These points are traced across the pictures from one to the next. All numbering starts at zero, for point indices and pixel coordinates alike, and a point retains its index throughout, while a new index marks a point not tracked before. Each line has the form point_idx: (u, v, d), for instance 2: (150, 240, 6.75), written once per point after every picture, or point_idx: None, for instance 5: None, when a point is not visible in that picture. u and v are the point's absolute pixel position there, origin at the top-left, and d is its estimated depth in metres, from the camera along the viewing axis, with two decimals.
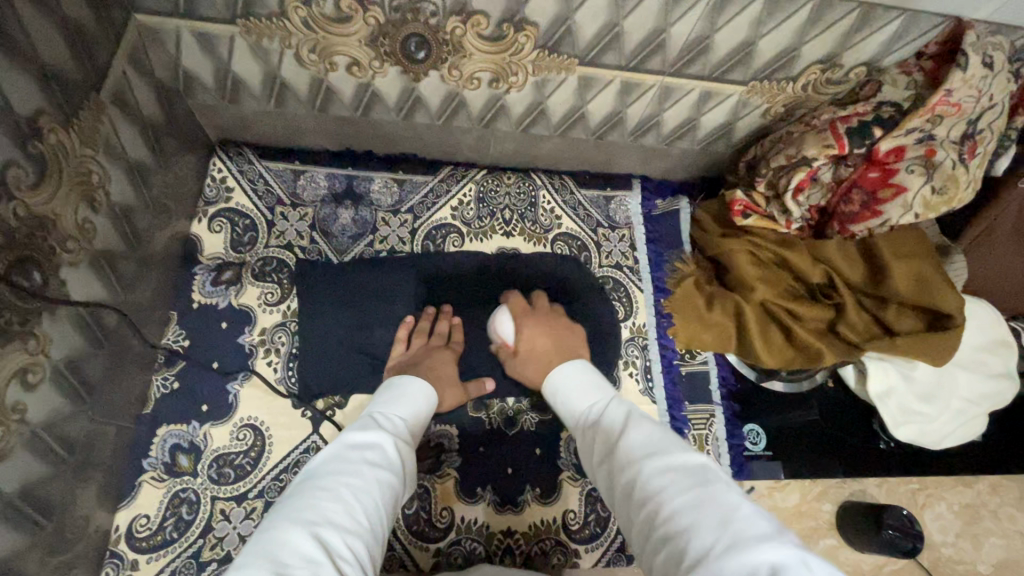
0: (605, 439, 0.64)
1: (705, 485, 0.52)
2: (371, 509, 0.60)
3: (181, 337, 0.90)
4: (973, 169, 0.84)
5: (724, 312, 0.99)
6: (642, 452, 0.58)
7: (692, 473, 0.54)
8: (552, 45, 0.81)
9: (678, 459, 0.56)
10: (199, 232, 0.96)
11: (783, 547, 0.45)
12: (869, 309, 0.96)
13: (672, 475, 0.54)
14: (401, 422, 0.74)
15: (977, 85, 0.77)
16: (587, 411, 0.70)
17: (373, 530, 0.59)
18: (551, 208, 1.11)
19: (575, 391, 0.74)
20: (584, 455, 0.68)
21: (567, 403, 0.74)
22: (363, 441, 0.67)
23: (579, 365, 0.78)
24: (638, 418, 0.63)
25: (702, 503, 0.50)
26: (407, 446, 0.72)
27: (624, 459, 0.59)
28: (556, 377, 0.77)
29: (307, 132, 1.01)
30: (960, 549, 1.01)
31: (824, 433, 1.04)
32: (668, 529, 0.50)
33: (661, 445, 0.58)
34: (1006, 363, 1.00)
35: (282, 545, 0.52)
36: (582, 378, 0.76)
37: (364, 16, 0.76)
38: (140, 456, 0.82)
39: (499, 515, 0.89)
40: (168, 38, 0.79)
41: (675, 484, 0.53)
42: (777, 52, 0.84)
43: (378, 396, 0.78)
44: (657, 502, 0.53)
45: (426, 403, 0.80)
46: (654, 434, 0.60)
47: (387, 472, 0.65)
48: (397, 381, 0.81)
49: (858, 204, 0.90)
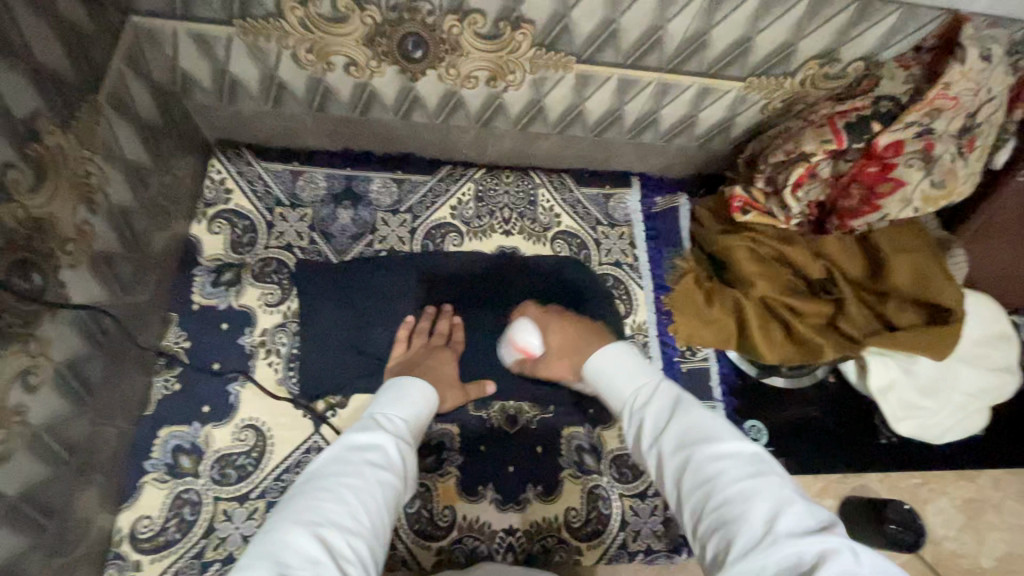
0: (649, 421, 0.63)
1: (758, 477, 0.52)
2: (373, 509, 0.60)
3: (182, 339, 0.90)
4: (971, 162, 0.84)
5: (724, 309, 0.99)
6: (691, 440, 0.58)
7: (743, 463, 0.54)
8: (549, 43, 0.82)
9: (730, 448, 0.56)
10: (198, 234, 0.96)
11: (835, 539, 0.46)
12: (870, 305, 0.96)
13: (724, 465, 0.54)
14: (403, 421, 0.74)
15: (975, 78, 0.77)
16: (627, 389, 0.69)
17: (375, 530, 0.60)
18: (550, 206, 1.11)
19: (616, 370, 0.71)
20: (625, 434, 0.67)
21: (604, 381, 0.72)
22: (365, 442, 0.67)
23: (617, 348, 0.73)
24: (685, 403, 0.62)
25: (756, 494, 0.51)
26: (410, 444, 0.72)
27: (672, 446, 0.59)
28: (598, 360, 0.73)
29: (305, 133, 1.01)
30: (962, 543, 1.01)
31: (826, 429, 1.04)
32: (721, 518, 0.51)
33: (710, 433, 0.58)
34: (1006, 357, 1.00)
35: (283, 546, 0.53)
36: (624, 358, 0.72)
37: (361, 15, 0.76)
38: (142, 458, 0.83)
39: (500, 514, 0.89)
40: (165, 40, 0.79)
41: (728, 473, 0.53)
42: (774, 47, 0.84)
43: (380, 395, 0.78)
44: (708, 489, 0.53)
45: (425, 404, 0.79)
46: (703, 420, 0.59)
47: (389, 471, 0.65)
48: (396, 381, 0.80)
49: (857, 199, 0.90)
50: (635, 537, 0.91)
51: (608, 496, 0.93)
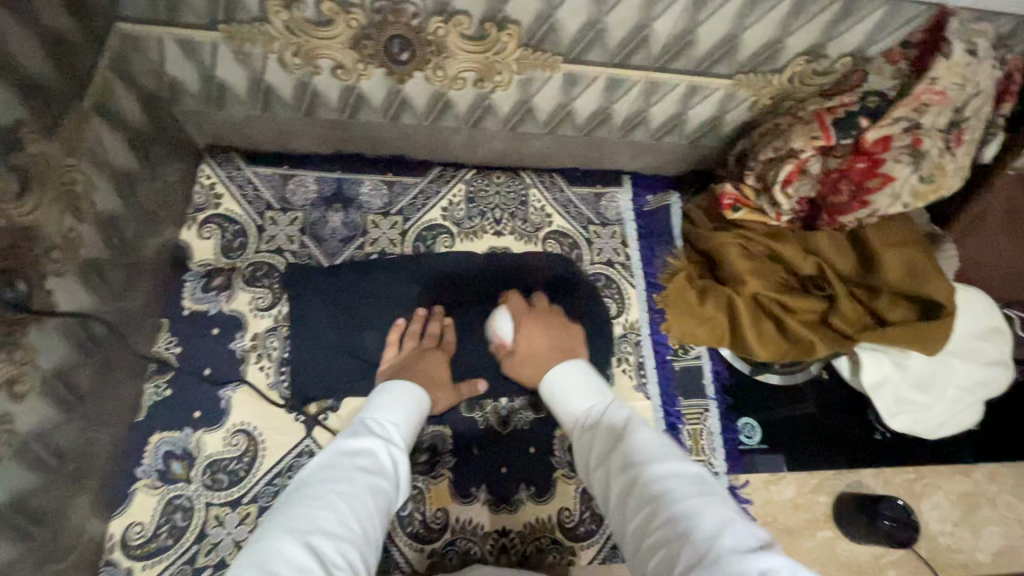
0: (601, 444, 0.68)
1: (699, 495, 0.56)
2: (365, 515, 0.60)
3: (172, 344, 0.90)
4: (960, 156, 0.83)
5: (717, 307, 0.98)
6: (638, 459, 0.62)
7: (686, 482, 0.58)
8: (536, 43, 0.81)
9: (675, 468, 0.60)
10: (188, 239, 0.96)
11: (771, 555, 0.49)
12: (862, 300, 0.96)
13: (668, 483, 0.58)
14: (393, 427, 0.74)
15: (962, 72, 0.76)
16: (586, 412, 0.73)
17: (368, 537, 0.59)
18: (541, 206, 1.10)
19: (575, 391, 0.76)
20: (579, 457, 0.71)
21: (563, 404, 0.77)
22: (354, 448, 0.67)
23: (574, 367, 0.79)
24: (635, 423, 0.66)
25: (697, 510, 0.54)
26: (401, 449, 0.72)
27: (621, 466, 0.63)
28: (554, 377, 0.78)
29: (294, 137, 1.01)
30: (958, 538, 1.01)
31: (820, 425, 1.04)
32: (662, 534, 0.54)
33: (656, 453, 0.62)
34: (1000, 350, 1.00)
35: (274, 556, 0.53)
36: (580, 377, 0.77)
37: (346, 18, 0.76)
38: (134, 465, 0.83)
39: (494, 515, 0.89)
40: (151, 46, 0.79)
41: (671, 492, 0.57)
42: (761, 44, 0.84)
43: (371, 400, 0.78)
44: (652, 507, 0.57)
45: (417, 407, 0.79)
46: (651, 441, 0.63)
47: (381, 478, 0.65)
48: (389, 384, 0.80)
49: (847, 195, 0.89)
50: None
51: None
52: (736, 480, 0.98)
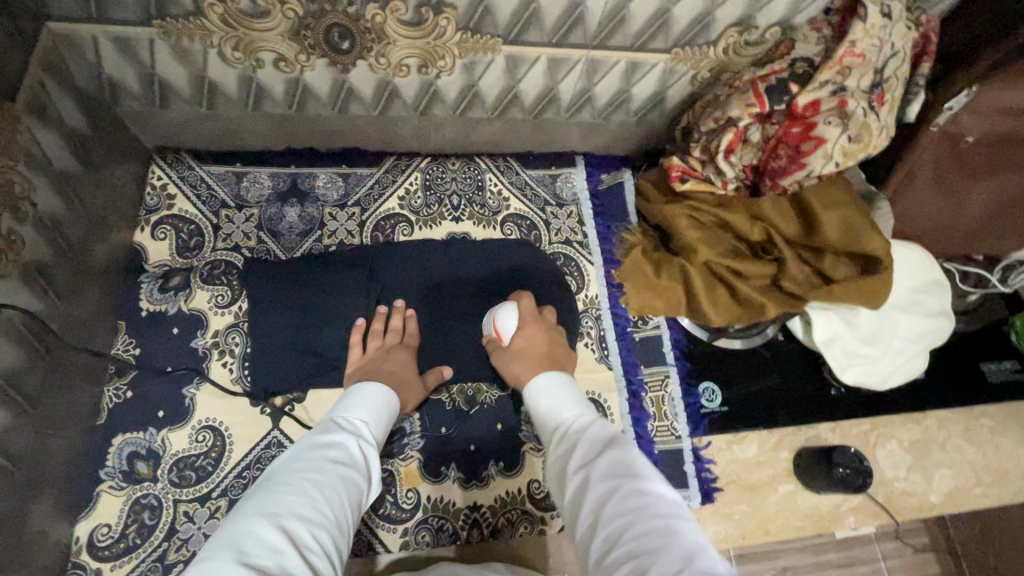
0: (580, 450, 0.67)
1: (676, 517, 0.56)
2: (337, 503, 0.62)
3: (132, 346, 0.89)
4: (883, 116, 0.87)
5: (672, 277, 1.03)
6: (619, 472, 0.61)
7: (664, 502, 0.58)
8: (473, 26, 0.83)
9: (655, 487, 0.60)
10: (142, 241, 0.96)
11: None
12: (808, 261, 1.00)
13: (649, 500, 0.58)
14: (363, 424, 0.75)
15: (878, 34, 0.81)
16: (568, 415, 0.73)
17: (339, 524, 0.61)
18: (497, 190, 1.12)
19: (561, 395, 0.76)
20: (550, 459, 0.70)
21: (546, 405, 0.76)
22: (327, 441, 0.68)
23: (556, 376, 0.80)
24: (619, 437, 0.67)
25: (673, 533, 0.54)
26: (372, 445, 0.74)
27: (601, 473, 0.62)
28: (543, 381, 0.78)
29: (244, 133, 1.01)
30: (911, 482, 1.06)
31: (778, 384, 1.08)
32: (635, 549, 0.53)
33: (637, 469, 0.62)
34: (940, 302, 1.05)
35: (246, 536, 0.53)
36: (564, 385, 0.78)
37: (283, 9, 0.77)
38: (97, 467, 0.82)
39: (464, 492, 0.91)
40: (86, 45, 0.79)
41: (649, 509, 0.57)
42: (693, 18, 0.87)
43: (343, 399, 0.79)
44: (629, 521, 0.56)
45: (388, 407, 0.80)
46: (634, 456, 0.64)
47: (352, 469, 0.67)
48: (361, 385, 0.81)
49: (784, 158, 0.93)
50: None
51: None
52: (699, 442, 1.02)
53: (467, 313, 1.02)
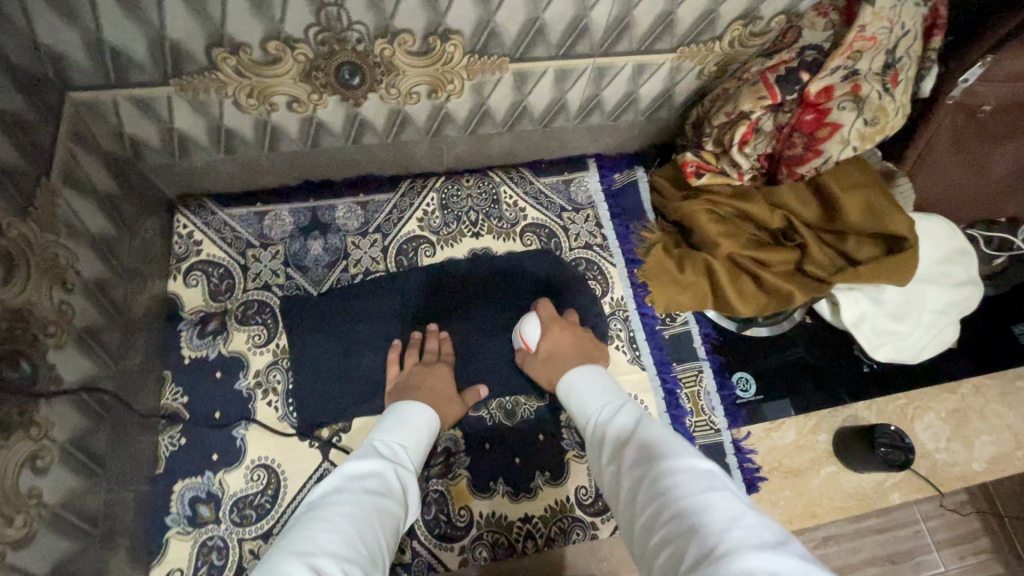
0: (614, 441, 0.71)
1: (710, 491, 0.57)
2: (370, 536, 0.62)
3: (180, 394, 0.92)
4: (899, 96, 0.86)
5: (696, 271, 1.03)
6: (649, 458, 0.64)
7: (693, 478, 0.59)
8: (480, 49, 0.84)
9: (687, 464, 0.61)
10: (176, 290, 0.98)
11: (785, 556, 0.49)
12: (831, 244, 1.00)
13: (680, 479, 0.59)
14: (401, 449, 0.77)
15: (887, 15, 0.80)
16: (599, 408, 0.77)
17: (373, 557, 0.61)
18: (514, 202, 1.13)
19: (590, 393, 0.81)
20: (591, 454, 0.75)
21: (579, 401, 0.82)
22: (363, 470, 0.71)
23: (587, 369, 0.85)
24: (646, 425, 0.69)
25: (706, 507, 0.55)
26: (408, 472, 0.76)
27: (634, 462, 0.65)
28: (572, 377, 0.84)
29: (262, 173, 1.02)
30: (953, 452, 1.06)
31: (811, 368, 1.08)
32: (673, 532, 0.55)
33: (666, 450, 0.64)
34: (967, 271, 1.06)
35: None
36: (593, 380, 0.83)
37: (293, 54, 0.77)
38: (162, 515, 0.85)
39: (515, 504, 0.93)
40: (107, 110, 0.80)
41: (681, 487, 0.58)
42: (697, 16, 0.87)
43: (381, 422, 0.82)
44: (663, 503, 0.58)
45: (426, 429, 0.82)
46: (662, 437, 0.66)
47: (387, 499, 0.68)
48: (399, 405, 0.84)
49: (800, 146, 0.93)
50: None
51: None
52: (738, 434, 1.03)
53: (498, 328, 1.03)
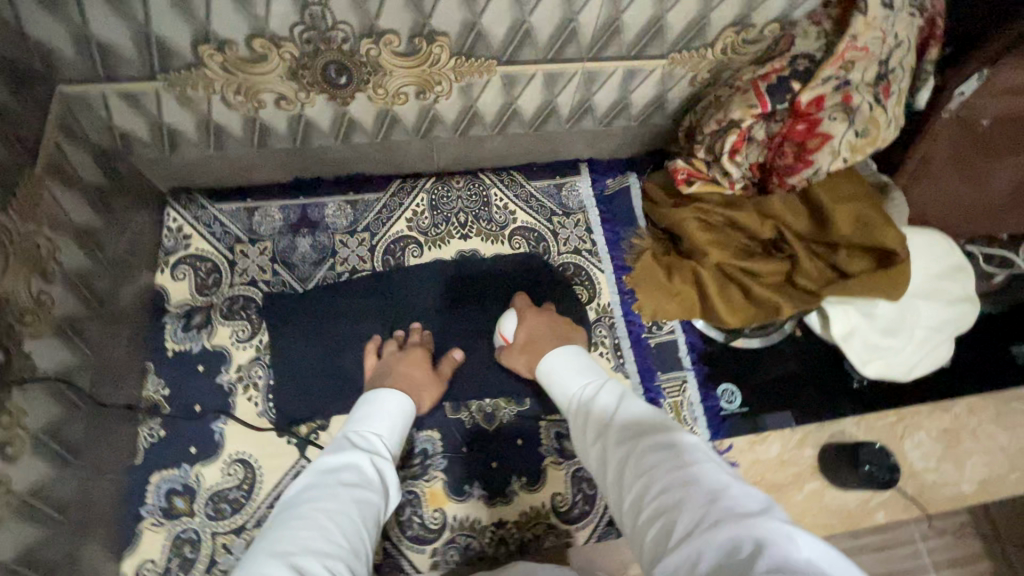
0: (598, 422, 0.70)
1: (695, 464, 0.56)
2: (351, 528, 0.61)
3: (161, 386, 0.93)
4: (891, 108, 0.85)
5: (685, 280, 1.02)
6: (633, 436, 0.63)
7: (678, 453, 0.58)
8: (467, 51, 0.83)
9: (671, 440, 0.60)
10: (163, 282, 0.99)
11: (768, 520, 0.47)
12: (822, 256, 0.98)
13: (666, 454, 0.58)
14: (377, 439, 0.77)
15: (880, 26, 0.79)
16: (585, 391, 0.77)
17: (356, 550, 0.60)
18: (504, 204, 1.13)
19: (574, 378, 0.80)
20: (576, 436, 0.74)
21: (563, 386, 0.82)
22: (338, 463, 0.70)
23: (569, 351, 0.86)
24: (631, 404, 0.69)
25: (692, 481, 0.54)
26: (386, 460, 0.75)
27: (619, 442, 0.64)
28: (553, 360, 0.85)
29: (252, 169, 1.03)
30: (943, 472, 1.04)
31: (799, 381, 1.07)
32: (661, 507, 0.54)
33: (650, 429, 0.63)
34: (964, 288, 1.03)
35: None
36: (574, 367, 0.83)
37: (279, 52, 0.78)
38: (137, 506, 0.86)
39: (490, 509, 0.92)
40: (95, 103, 0.81)
41: (667, 461, 0.57)
42: (688, 22, 0.86)
43: (354, 414, 0.81)
44: (648, 480, 0.57)
45: (401, 416, 0.82)
46: (647, 417, 0.65)
47: (366, 489, 0.68)
48: (371, 395, 0.83)
49: (790, 156, 0.91)
50: None
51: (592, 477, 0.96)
52: (721, 446, 1.01)
53: (481, 331, 1.03)
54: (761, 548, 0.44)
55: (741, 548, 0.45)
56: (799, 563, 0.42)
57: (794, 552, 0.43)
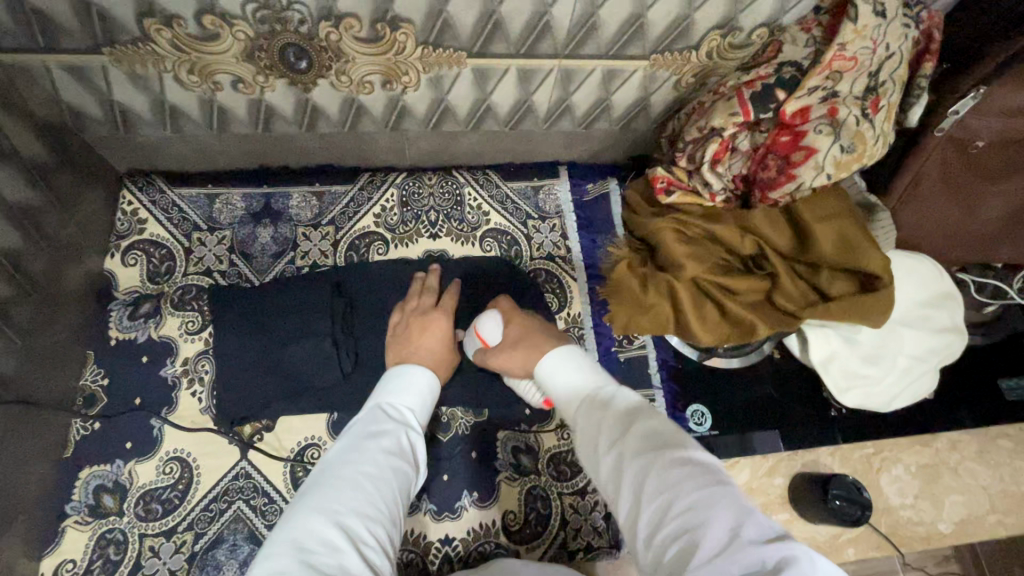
0: (605, 425, 0.62)
1: (719, 485, 0.52)
2: (388, 496, 0.63)
3: (100, 376, 0.89)
4: (879, 124, 0.80)
5: (659, 293, 0.95)
6: (651, 447, 0.57)
7: (704, 472, 0.53)
8: (434, 40, 0.79)
9: (691, 455, 0.55)
10: (112, 267, 0.95)
11: (795, 547, 0.47)
12: (804, 276, 0.93)
13: (686, 471, 0.53)
14: (410, 411, 0.75)
15: (871, 35, 0.74)
16: (587, 386, 0.69)
17: (394, 517, 0.62)
18: (477, 204, 1.08)
19: (575, 370, 0.71)
20: (575, 436, 0.65)
21: (563, 381, 0.71)
22: (376, 432, 0.69)
23: (568, 351, 0.74)
24: (645, 408, 0.62)
25: (718, 502, 0.50)
26: (418, 434, 0.74)
27: (633, 451, 0.57)
28: (547, 361, 0.73)
29: (214, 154, 0.99)
30: (919, 510, 0.99)
31: (773, 406, 1.02)
32: (685, 528, 0.49)
33: (671, 440, 0.57)
34: (951, 317, 0.99)
35: (306, 534, 0.54)
36: (578, 362, 0.72)
37: (232, 31, 0.74)
38: (63, 501, 0.82)
39: (436, 524, 0.88)
40: (39, 75, 0.77)
41: (690, 479, 0.52)
42: (670, 22, 0.81)
43: (385, 379, 0.78)
44: (670, 498, 0.52)
45: (431, 391, 0.79)
46: (663, 426, 0.59)
47: (402, 459, 0.68)
48: (402, 365, 0.80)
49: (773, 170, 0.86)
50: (575, 536, 0.90)
51: (547, 495, 0.91)
52: None
53: None
54: None
55: None
56: None
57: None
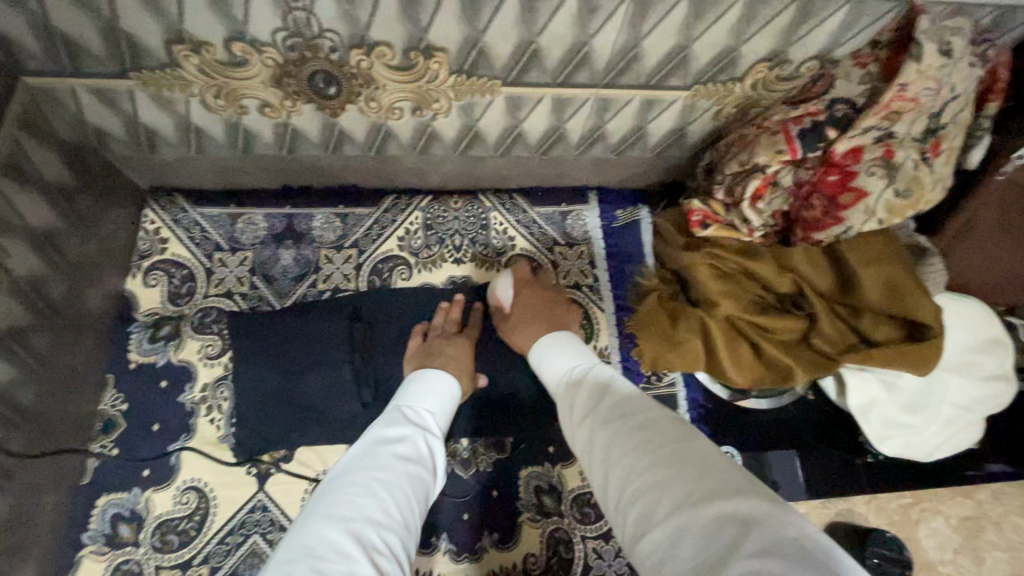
0: (583, 401, 0.66)
1: (682, 442, 0.53)
2: (404, 502, 0.62)
3: (119, 401, 0.87)
4: (939, 168, 0.77)
5: (690, 330, 0.90)
6: (622, 416, 0.60)
7: (668, 432, 0.55)
8: (468, 69, 0.76)
9: (656, 419, 0.57)
10: (133, 288, 0.93)
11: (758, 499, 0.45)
12: (844, 318, 0.88)
13: (649, 433, 0.55)
14: (430, 415, 0.75)
15: (936, 75, 0.69)
16: (568, 368, 0.74)
17: (407, 524, 0.61)
18: (503, 229, 1.05)
19: (559, 352, 0.77)
20: (563, 416, 0.69)
21: (550, 368, 0.77)
22: (392, 435, 0.69)
23: (564, 336, 0.80)
24: (620, 384, 0.66)
25: (678, 459, 0.51)
26: (437, 439, 0.74)
27: (603, 420, 0.61)
28: (539, 347, 0.80)
29: (238, 174, 0.97)
30: (959, 566, 0.95)
31: (807, 451, 0.97)
32: (646, 486, 0.51)
33: (640, 408, 0.60)
34: (999, 364, 0.93)
35: (317, 539, 0.53)
36: (568, 348, 0.78)
37: (261, 58, 0.71)
38: (80, 530, 0.81)
39: (455, 565, 0.85)
40: (64, 97, 0.75)
41: (652, 440, 0.54)
42: (715, 53, 0.77)
43: (407, 385, 0.79)
44: (633, 460, 0.54)
45: (450, 397, 0.79)
46: (634, 398, 0.62)
47: (418, 465, 0.67)
48: (423, 371, 0.81)
49: (819, 209, 0.82)
50: None
51: (570, 538, 0.89)
52: None
53: None
54: (748, 533, 0.42)
55: (727, 532, 0.43)
56: (785, 546, 0.40)
57: (781, 534, 0.41)
